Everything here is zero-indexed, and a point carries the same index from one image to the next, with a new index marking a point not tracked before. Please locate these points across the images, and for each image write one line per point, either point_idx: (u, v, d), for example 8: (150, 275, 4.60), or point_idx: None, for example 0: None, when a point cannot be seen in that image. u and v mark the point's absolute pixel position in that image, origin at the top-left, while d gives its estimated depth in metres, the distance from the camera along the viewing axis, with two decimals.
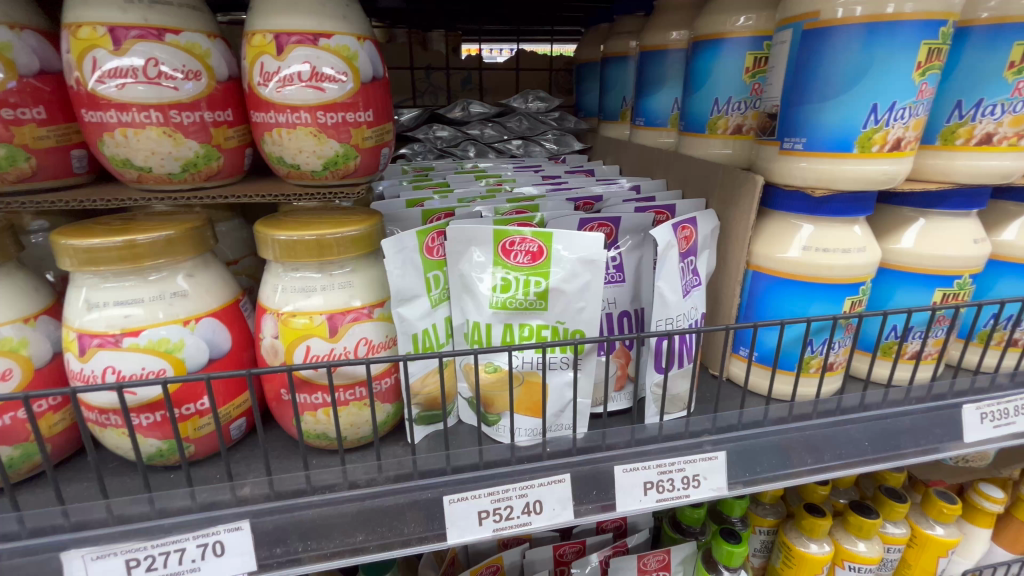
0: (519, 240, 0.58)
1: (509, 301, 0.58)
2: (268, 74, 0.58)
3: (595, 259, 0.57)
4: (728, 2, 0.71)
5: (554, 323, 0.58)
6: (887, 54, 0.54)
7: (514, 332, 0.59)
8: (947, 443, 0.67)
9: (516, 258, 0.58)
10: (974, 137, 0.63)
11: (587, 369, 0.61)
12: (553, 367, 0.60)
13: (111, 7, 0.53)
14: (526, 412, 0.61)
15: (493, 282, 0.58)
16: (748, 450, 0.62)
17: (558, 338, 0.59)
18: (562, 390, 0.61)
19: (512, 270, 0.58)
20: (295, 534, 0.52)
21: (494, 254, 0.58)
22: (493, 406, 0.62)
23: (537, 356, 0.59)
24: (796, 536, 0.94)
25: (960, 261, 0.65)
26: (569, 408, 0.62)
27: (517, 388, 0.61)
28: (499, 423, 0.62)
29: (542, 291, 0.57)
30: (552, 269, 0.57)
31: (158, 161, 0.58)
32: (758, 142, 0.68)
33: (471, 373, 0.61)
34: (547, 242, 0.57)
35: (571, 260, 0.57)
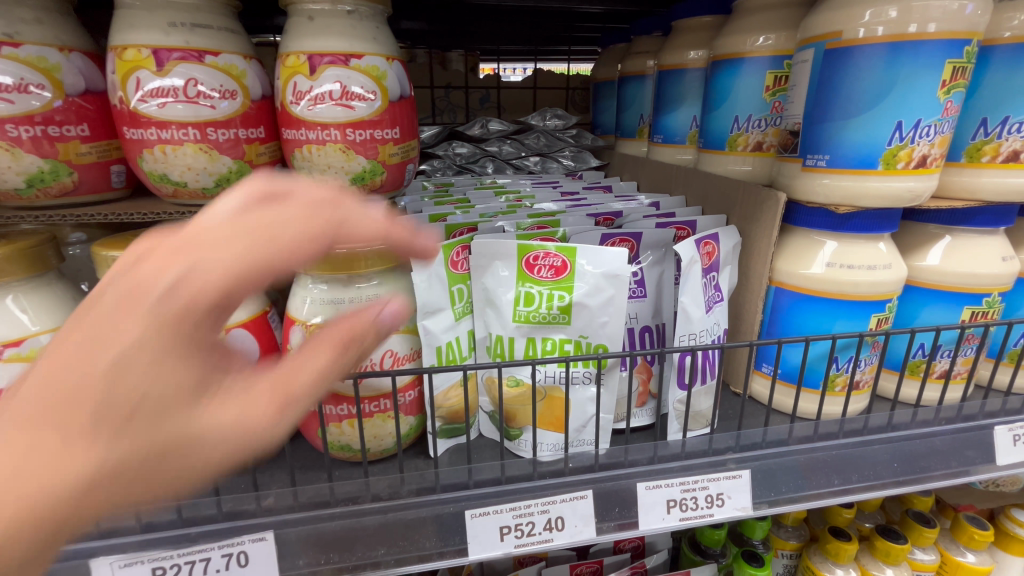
0: (543, 254, 0.58)
1: (532, 315, 0.59)
2: (300, 93, 0.60)
3: (619, 273, 0.57)
4: (749, 22, 0.72)
5: (577, 338, 0.59)
6: (910, 73, 0.54)
7: (537, 346, 0.60)
8: (979, 466, 0.65)
9: (540, 271, 0.59)
10: (1001, 155, 0.62)
11: (612, 386, 0.61)
12: (576, 382, 0.60)
13: (155, 31, 0.55)
14: (549, 426, 0.61)
15: (517, 296, 0.59)
16: (773, 469, 0.61)
17: (580, 352, 0.59)
18: (584, 405, 0.61)
19: (536, 285, 0.59)
20: (318, 546, 0.52)
21: (518, 269, 0.59)
22: (515, 420, 0.62)
23: (559, 370, 0.60)
24: (821, 561, 0.91)
25: (989, 279, 0.65)
26: (593, 425, 0.62)
27: (539, 402, 0.61)
28: (521, 437, 0.62)
29: (564, 304, 0.58)
30: (576, 283, 0.57)
31: (193, 176, 0.60)
32: (780, 158, 0.68)
33: (494, 385, 0.61)
34: (571, 257, 0.58)
35: (595, 275, 0.57)
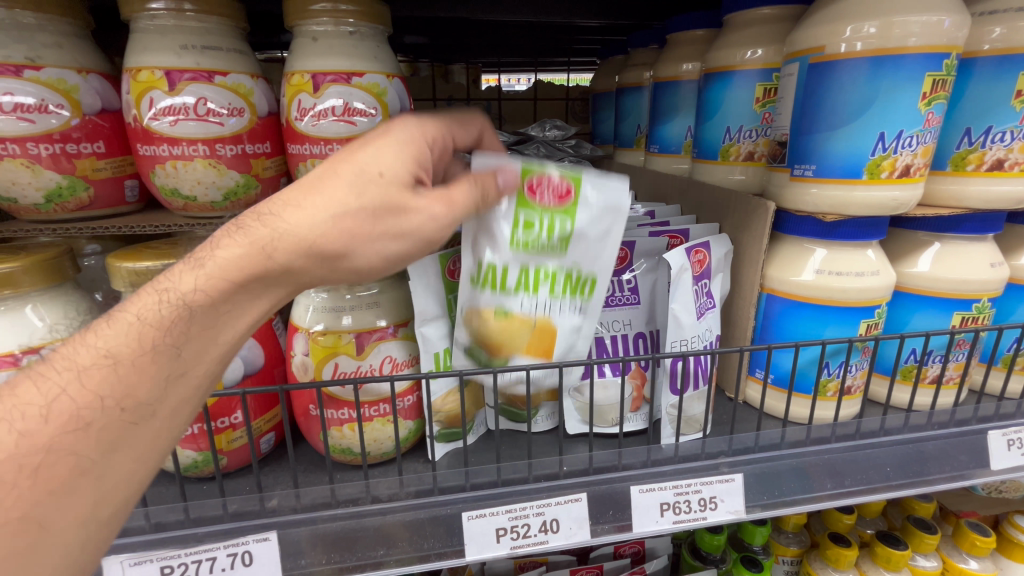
0: (545, 178, 0.54)
1: (530, 242, 0.55)
2: (304, 110, 0.62)
3: (620, 208, 0.56)
4: (738, 37, 0.74)
5: (569, 266, 0.57)
6: (892, 85, 0.56)
7: (530, 277, 0.56)
8: (974, 470, 0.66)
9: (541, 197, 0.54)
10: (985, 163, 0.64)
11: (593, 318, 0.59)
12: (561, 313, 0.58)
13: (168, 53, 0.58)
14: (538, 355, 0.58)
15: (515, 221, 0.55)
16: (766, 473, 0.62)
17: (570, 280, 0.57)
18: (568, 335, 0.59)
19: (536, 210, 0.55)
20: (320, 546, 0.54)
21: (516, 195, 0.54)
22: (501, 351, 0.58)
23: (547, 298, 0.57)
24: (821, 566, 0.92)
25: (978, 285, 0.66)
26: (575, 352, 0.60)
27: (529, 332, 0.57)
28: (506, 367, 0.58)
29: (563, 235, 0.55)
30: (579, 211, 0.55)
31: (203, 190, 0.63)
32: (770, 168, 0.70)
33: (480, 319, 0.57)
34: (577, 180, 0.55)
35: (597, 206, 0.55)
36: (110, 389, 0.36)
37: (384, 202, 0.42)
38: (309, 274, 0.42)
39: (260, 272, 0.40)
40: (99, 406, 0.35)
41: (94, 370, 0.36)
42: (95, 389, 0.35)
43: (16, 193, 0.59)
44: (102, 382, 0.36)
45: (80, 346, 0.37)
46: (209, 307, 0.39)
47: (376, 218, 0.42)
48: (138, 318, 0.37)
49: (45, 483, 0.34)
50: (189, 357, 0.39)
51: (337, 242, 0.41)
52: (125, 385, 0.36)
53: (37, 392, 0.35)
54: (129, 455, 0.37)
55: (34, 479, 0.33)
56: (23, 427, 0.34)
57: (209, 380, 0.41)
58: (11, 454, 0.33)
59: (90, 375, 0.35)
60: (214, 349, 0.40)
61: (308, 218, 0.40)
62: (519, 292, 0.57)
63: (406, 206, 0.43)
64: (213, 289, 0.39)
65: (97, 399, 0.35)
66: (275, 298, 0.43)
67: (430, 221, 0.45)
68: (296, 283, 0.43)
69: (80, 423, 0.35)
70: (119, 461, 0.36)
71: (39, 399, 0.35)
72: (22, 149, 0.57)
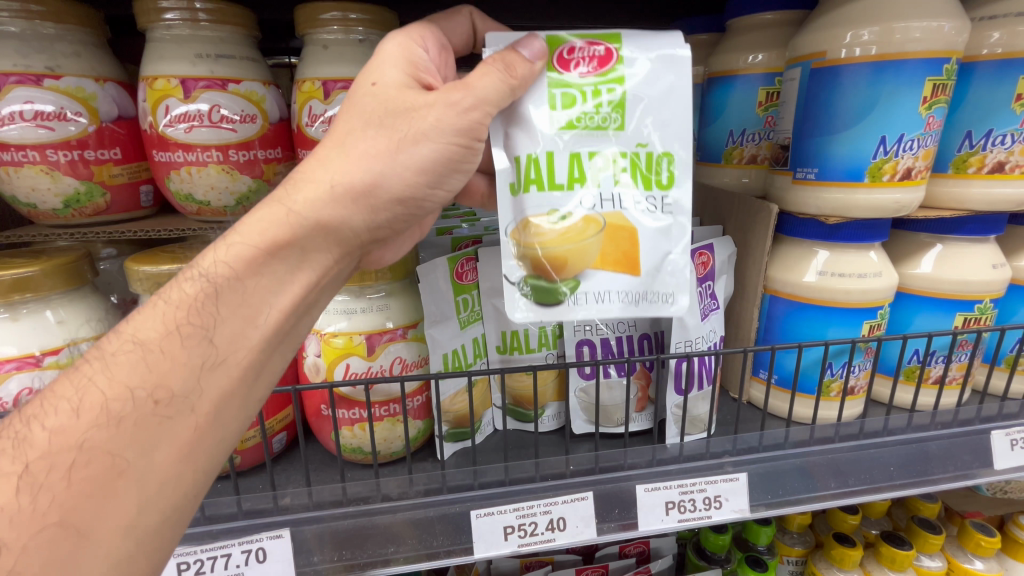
0: (579, 48, 0.46)
1: (577, 120, 0.45)
2: (315, 116, 0.64)
3: (677, 57, 0.45)
4: (741, 42, 0.75)
5: (633, 147, 0.45)
6: (892, 90, 0.57)
7: (584, 165, 0.45)
8: (978, 470, 0.66)
9: (577, 67, 0.46)
10: (986, 166, 0.64)
11: (682, 213, 0.46)
12: (637, 207, 0.45)
13: (183, 62, 0.60)
14: (613, 266, 0.45)
15: (552, 102, 0.45)
16: (770, 473, 0.63)
17: (639, 166, 0.46)
18: (652, 236, 0.46)
19: (576, 86, 0.45)
20: (332, 543, 0.55)
21: (549, 69, 0.45)
22: (567, 268, 0.45)
23: (617, 189, 0.45)
24: (826, 567, 0.92)
25: (980, 286, 0.66)
26: (666, 263, 0.46)
27: (599, 237, 0.45)
28: (577, 292, 0.45)
29: (616, 101, 0.45)
30: (626, 74, 0.45)
31: (216, 196, 0.64)
32: (772, 171, 0.71)
33: (534, 231, 0.45)
34: (617, 44, 0.46)
35: (647, 61, 0.45)
36: (141, 378, 0.37)
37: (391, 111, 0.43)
38: (349, 222, 0.44)
39: (288, 240, 0.42)
40: (131, 397, 0.37)
41: (125, 357, 0.38)
42: (126, 378, 0.37)
43: (36, 199, 0.61)
44: (129, 374, 0.37)
45: (112, 339, 0.39)
46: (230, 292, 0.41)
47: (386, 126, 0.43)
48: (169, 303, 0.40)
49: (81, 485, 0.35)
50: (221, 342, 0.40)
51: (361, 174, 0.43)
52: (157, 375, 0.38)
53: (71, 388, 0.37)
54: (171, 449, 0.38)
55: (69, 479, 0.35)
56: (56, 423, 0.36)
57: (245, 373, 0.42)
58: (47, 450, 0.35)
59: (122, 363, 0.38)
60: (250, 331, 0.41)
61: (322, 163, 0.43)
62: (577, 187, 0.45)
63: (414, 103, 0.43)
64: (228, 275, 0.41)
65: (128, 390, 0.37)
66: (314, 268, 0.44)
67: (451, 109, 0.43)
68: (334, 238, 0.44)
69: (110, 417, 0.36)
70: (158, 456, 0.37)
71: (74, 394, 0.37)
72: (41, 156, 0.59)
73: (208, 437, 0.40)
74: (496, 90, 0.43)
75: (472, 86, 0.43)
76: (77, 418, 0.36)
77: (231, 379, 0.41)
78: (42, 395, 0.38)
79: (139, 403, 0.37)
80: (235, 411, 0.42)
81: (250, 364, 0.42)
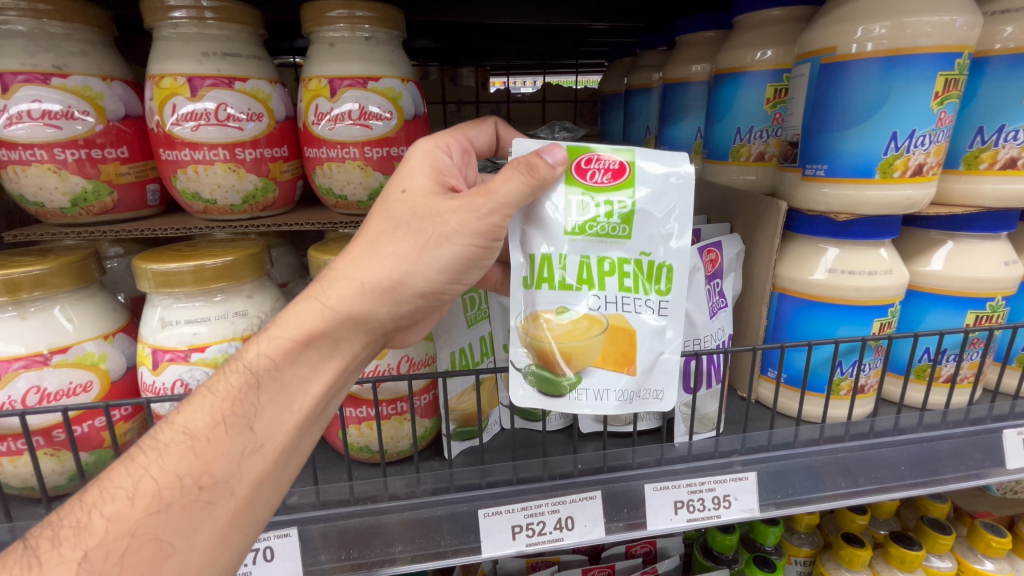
0: (596, 158, 0.49)
1: (589, 226, 0.48)
2: (321, 114, 0.64)
3: (685, 176, 0.48)
4: (749, 38, 0.74)
5: (638, 256, 0.48)
6: (903, 85, 0.56)
7: (592, 268, 0.48)
8: (989, 469, 0.66)
9: (593, 176, 0.48)
10: (998, 162, 0.64)
11: (679, 318, 0.49)
12: (637, 309, 0.49)
13: (190, 60, 0.60)
14: (612, 365, 0.49)
15: (567, 209, 0.48)
16: (778, 472, 0.63)
17: (642, 273, 0.49)
18: (649, 338, 0.49)
19: (591, 194, 0.48)
20: (339, 542, 0.55)
21: (567, 174, 0.48)
22: (569, 362, 0.48)
23: (619, 293, 0.48)
24: (835, 567, 0.92)
25: (992, 283, 0.66)
26: (660, 361, 0.49)
27: (602, 336, 0.48)
28: (576, 386, 0.49)
29: (626, 214, 0.48)
30: (638, 187, 0.48)
31: (223, 194, 0.64)
32: (780, 168, 0.70)
33: (542, 326, 0.48)
34: (631, 159, 0.49)
35: (658, 177, 0.48)
36: (188, 466, 0.39)
37: (419, 215, 0.45)
38: (376, 314, 0.45)
39: (323, 330, 0.44)
40: (179, 485, 0.38)
41: (174, 447, 0.39)
42: (175, 467, 0.39)
43: (43, 197, 0.61)
44: (179, 464, 0.39)
45: (162, 428, 0.41)
46: (268, 379, 0.43)
47: (413, 229, 0.45)
48: (215, 393, 0.42)
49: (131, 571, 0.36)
50: (261, 429, 0.41)
51: (389, 271, 0.45)
52: (203, 459, 0.39)
53: (126, 476, 0.39)
54: (211, 534, 0.39)
55: (121, 563, 0.36)
56: (112, 512, 0.37)
57: (282, 455, 0.43)
58: (103, 539, 0.36)
59: (171, 453, 0.39)
60: (287, 417, 0.43)
61: (354, 262, 0.45)
62: (583, 288, 0.48)
63: (439, 209, 0.45)
64: (268, 364, 0.43)
65: (177, 478, 0.38)
66: (346, 356, 0.46)
67: (471, 214, 0.45)
68: (365, 330, 0.46)
69: (161, 504, 0.38)
70: (199, 539, 0.39)
71: (128, 482, 0.38)
72: (49, 155, 0.59)
73: (246, 521, 0.41)
74: (517, 193, 0.45)
75: (494, 192, 0.45)
76: (129, 506, 0.37)
77: (268, 463, 0.42)
78: (95, 485, 0.39)
79: (188, 485, 0.39)
80: (270, 492, 0.42)
81: (286, 448, 0.43)
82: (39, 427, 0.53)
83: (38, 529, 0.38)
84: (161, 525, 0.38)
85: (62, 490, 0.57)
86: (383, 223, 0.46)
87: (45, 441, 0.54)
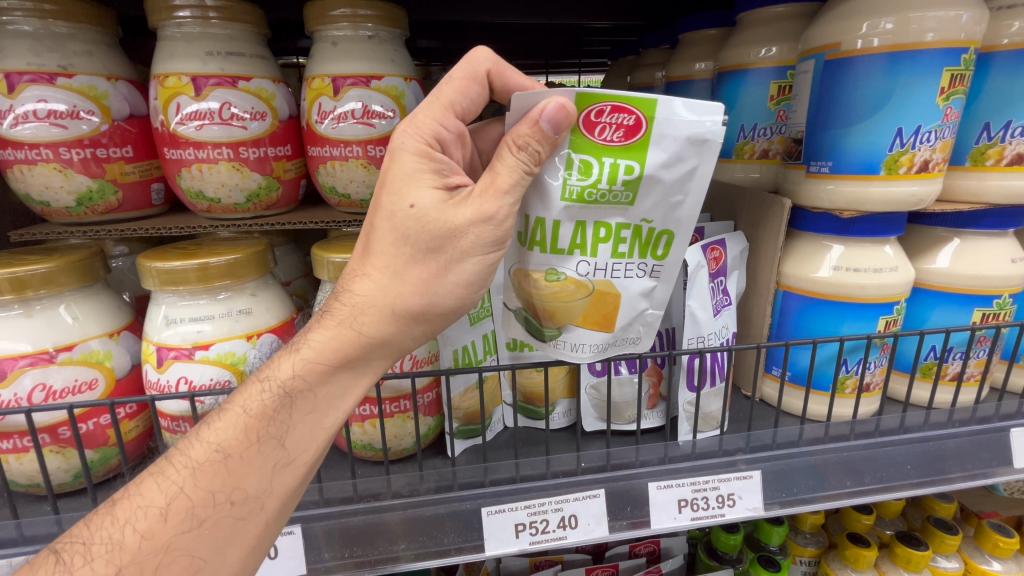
0: (610, 109, 0.45)
1: (588, 192, 0.47)
2: (324, 113, 0.64)
3: (707, 139, 0.45)
4: (752, 35, 0.74)
5: (638, 223, 0.48)
6: (909, 80, 0.56)
7: (587, 233, 0.48)
8: (996, 469, 0.65)
9: (602, 133, 0.45)
10: (1005, 158, 0.63)
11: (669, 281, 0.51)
12: (627, 275, 0.50)
13: (194, 59, 0.60)
14: (592, 325, 0.51)
15: (569, 170, 0.46)
16: (783, 471, 0.62)
17: (639, 238, 0.49)
18: (635, 301, 0.51)
19: (598, 154, 0.46)
20: (342, 540, 0.55)
21: (574, 129, 0.45)
22: (553, 319, 0.51)
23: (609, 259, 0.49)
24: (840, 567, 0.91)
25: (999, 281, 0.65)
26: (644, 319, 0.52)
27: (586, 298, 0.50)
28: (558, 340, 0.52)
29: (630, 179, 0.46)
30: (651, 150, 0.45)
31: (226, 193, 0.64)
32: (785, 166, 0.70)
33: (531, 282, 0.50)
34: (648, 112, 0.44)
35: (677, 139, 0.45)
36: (221, 483, 0.41)
37: (435, 229, 0.44)
38: (395, 331, 0.46)
39: (355, 353, 0.45)
40: (212, 501, 0.41)
41: (207, 465, 0.41)
42: (208, 485, 0.41)
43: (49, 197, 0.61)
44: (212, 481, 0.41)
45: (196, 443, 0.42)
46: (302, 399, 0.44)
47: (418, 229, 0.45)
48: (247, 412, 0.43)
49: None
50: (292, 445, 0.43)
51: (416, 298, 0.45)
52: (236, 477, 0.42)
53: (158, 493, 0.41)
54: (245, 546, 0.42)
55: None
56: (144, 528, 0.39)
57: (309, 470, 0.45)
58: (136, 555, 0.39)
59: (204, 470, 0.41)
60: (317, 433, 0.44)
61: (371, 278, 0.45)
62: (575, 252, 0.49)
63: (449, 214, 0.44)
64: (302, 384, 0.44)
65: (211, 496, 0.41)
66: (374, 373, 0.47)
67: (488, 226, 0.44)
68: (393, 351, 0.47)
69: (194, 520, 0.40)
70: (229, 554, 0.41)
71: (162, 499, 0.40)
72: (54, 154, 0.59)
73: (275, 530, 0.44)
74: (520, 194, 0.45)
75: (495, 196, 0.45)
76: (163, 524, 0.40)
77: (296, 477, 0.44)
78: (126, 497, 0.41)
79: (222, 501, 0.41)
80: (292, 505, 0.45)
81: (314, 462, 0.45)
82: (45, 424, 0.54)
83: (69, 542, 0.40)
84: (193, 540, 0.40)
85: (67, 487, 0.57)
86: (395, 239, 0.45)
87: (50, 439, 0.54)
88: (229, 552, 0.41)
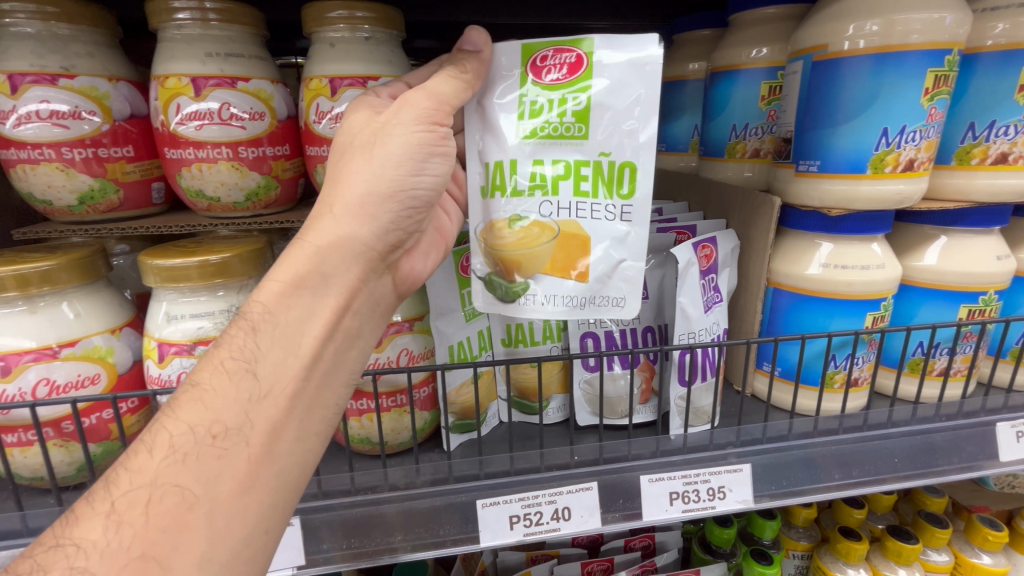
0: (551, 53, 0.52)
1: (540, 128, 0.53)
2: (322, 113, 0.65)
3: (646, 62, 0.50)
4: (744, 36, 0.75)
5: (595, 157, 0.53)
6: (893, 81, 0.57)
7: (544, 170, 0.53)
8: (983, 462, 0.67)
9: (549, 74, 0.52)
10: (989, 157, 0.64)
11: (642, 222, 0.53)
12: (594, 216, 0.53)
13: (194, 61, 0.61)
14: (557, 271, 0.54)
15: (521, 109, 0.53)
16: (774, 464, 0.64)
17: (598, 173, 0.53)
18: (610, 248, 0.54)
19: (545, 89, 0.52)
20: (340, 531, 0.56)
21: (523, 74, 0.53)
22: (517, 270, 0.55)
23: (572, 198, 0.54)
24: (832, 561, 0.92)
25: (985, 278, 0.66)
26: (620, 272, 0.54)
27: (551, 244, 0.54)
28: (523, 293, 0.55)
29: (581, 111, 0.52)
30: (593, 83, 0.51)
31: (226, 191, 0.65)
32: (775, 164, 0.71)
33: (494, 233, 0.55)
34: (587, 48, 0.51)
35: (617, 66, 0.51)
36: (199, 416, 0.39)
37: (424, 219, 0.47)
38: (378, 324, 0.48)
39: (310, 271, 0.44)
40: (192, 433, 0.38)
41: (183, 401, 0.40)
42: (187, 418, 0.39)
43: (51, 196, 0.62)
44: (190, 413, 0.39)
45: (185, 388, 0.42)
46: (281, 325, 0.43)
47: None
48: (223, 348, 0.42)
49: (158, 520, 0.36)
50: (263, 375, 0.42)
51: None
52: (210, 428, 0.39)
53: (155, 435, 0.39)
54: (258, 497, 0.39)
55: None
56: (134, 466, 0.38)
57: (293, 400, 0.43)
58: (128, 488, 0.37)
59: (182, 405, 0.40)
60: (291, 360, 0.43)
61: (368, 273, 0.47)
62: (536, 194, 0.54)
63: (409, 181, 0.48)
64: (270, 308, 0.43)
65: (183, 460, 0.38)
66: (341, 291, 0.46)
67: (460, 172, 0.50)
68: None
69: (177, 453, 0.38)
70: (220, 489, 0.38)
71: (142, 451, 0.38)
72: (57, 154, 0.60)
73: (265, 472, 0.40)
74: None
75: None
76: (149, 505, 0.36)
77: (280, 408, 0.42)
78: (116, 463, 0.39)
79: (203, 459, 0.38)
80: (294, 444, 0.42)
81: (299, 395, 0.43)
82: (50, 418, 0.55)
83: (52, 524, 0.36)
84: (194, 509, 0.37)
85: (70, 480, 0.58)
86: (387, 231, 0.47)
87: (54, 433, 0.55)
88: (244, 509, 0.39)
